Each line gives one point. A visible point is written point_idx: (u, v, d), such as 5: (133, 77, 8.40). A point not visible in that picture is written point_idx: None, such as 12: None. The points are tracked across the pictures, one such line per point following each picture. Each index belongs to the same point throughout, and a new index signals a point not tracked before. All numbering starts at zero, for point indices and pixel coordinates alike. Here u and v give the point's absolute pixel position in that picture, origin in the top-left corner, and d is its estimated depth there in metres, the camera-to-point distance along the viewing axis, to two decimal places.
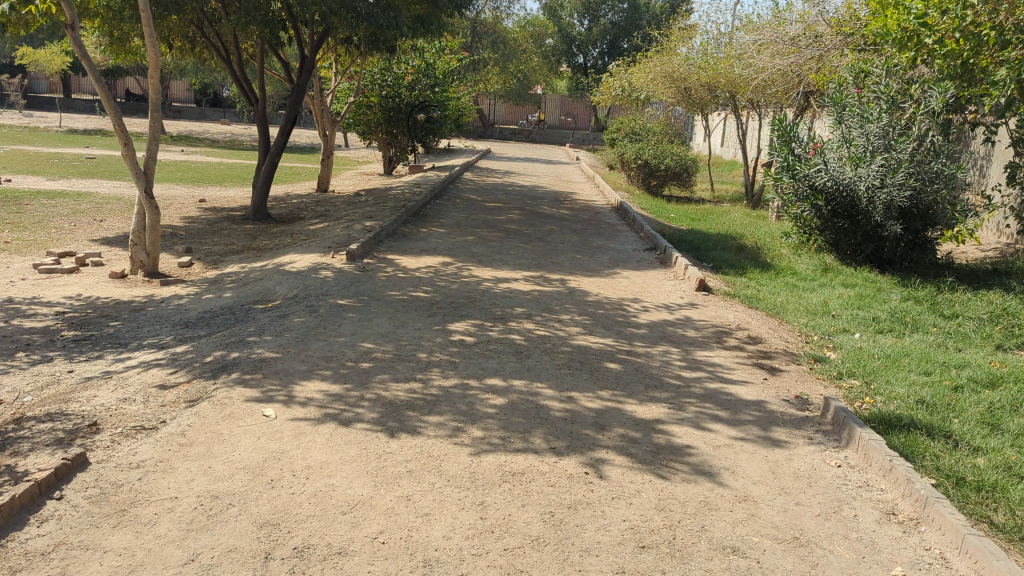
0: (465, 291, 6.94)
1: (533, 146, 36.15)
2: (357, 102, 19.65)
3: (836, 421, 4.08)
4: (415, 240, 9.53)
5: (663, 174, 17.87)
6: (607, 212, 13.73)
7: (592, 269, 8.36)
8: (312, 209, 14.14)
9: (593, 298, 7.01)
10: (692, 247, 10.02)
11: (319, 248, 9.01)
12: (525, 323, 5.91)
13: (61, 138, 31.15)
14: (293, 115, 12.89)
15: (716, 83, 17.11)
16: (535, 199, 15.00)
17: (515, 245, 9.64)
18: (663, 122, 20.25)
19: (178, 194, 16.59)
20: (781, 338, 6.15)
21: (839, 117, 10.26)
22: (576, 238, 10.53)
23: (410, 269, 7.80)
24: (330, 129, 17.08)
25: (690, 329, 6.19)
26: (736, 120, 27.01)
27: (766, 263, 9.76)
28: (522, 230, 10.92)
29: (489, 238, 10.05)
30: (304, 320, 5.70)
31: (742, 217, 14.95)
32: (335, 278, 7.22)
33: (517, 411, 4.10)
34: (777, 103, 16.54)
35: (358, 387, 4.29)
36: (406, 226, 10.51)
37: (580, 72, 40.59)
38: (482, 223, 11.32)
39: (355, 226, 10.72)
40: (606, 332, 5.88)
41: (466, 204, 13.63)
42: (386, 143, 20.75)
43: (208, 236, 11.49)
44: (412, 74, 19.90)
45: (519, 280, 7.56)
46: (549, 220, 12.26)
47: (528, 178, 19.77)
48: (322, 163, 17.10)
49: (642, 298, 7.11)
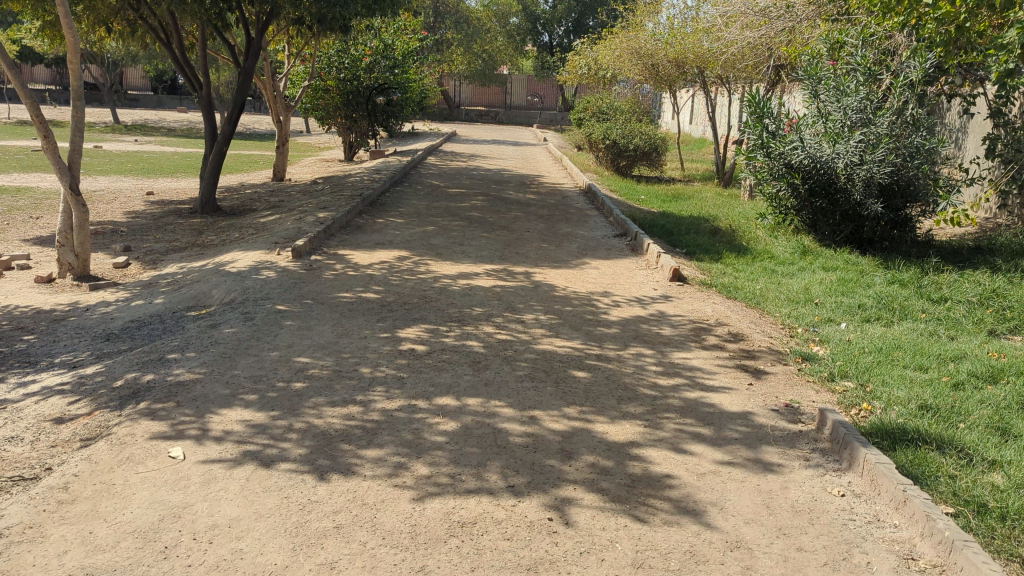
0: (420, 290, 6.37)
1: (500, 127, 35.52)
2: (314, 86, 18.90)
3: (835, 438, 3.58)
4: (370, 232, 8.93)
5: (632, 153, 17.37)
6: (575, 196, 13.19)
7: (558, 260, 7.82)
8: (265, 199, 13.45)
9: (560, 294, 6.46)
10: (663, 232, 9.52)
11: (265, 244, 8.37)
12: (484, 326, 5.35)
13: (8, 130, 29.98)
14: (240, 100, 12.18)
15: (684, 58, 16.58)
16: (500, 184, 14.41)
17: (477, 235, 9.07)
18: (630, 100, 19.73)
19: (125, 186, 15.79)
20: (764, 333, 5.65)
21: (813, 91, 9.77)
22: (542, 225, 9.98)
23: (361, 265, 7.21)
24: (284, 115, 16.35)
25: (665, 326, 5.67)
26: (706, 96, 26.56)
27: (742, 246, 9.28)
28: (485, 218, 10.35)
29: (450, 228, 9.46)
30: (235, 330, 5.11)
31: (714, 197, 14.49)
32: (277, 279, 6.61)
33: (470, 439, 3.54)
34: (747, 78, 16.06)
35: (286, 415, 3.71)
36: (361, 217, 9.89)
37: (546, 51, 39.92)
38: (443, 210, 10.72)
39: (307, 218, 10.07)
40: (573, 334, 5.34)
41: (428, 190, 13.02)
42: (345, 128, 20.02)
43: (150, 232, 10.79)
44: (370, 56, 19.17)
45: (479, 274, 7.00)
46: (514, 205, 11.68)
47: (493, 161, 19.17)
48: (277, 151, 16.37)
49: (612, 292, 6.57)
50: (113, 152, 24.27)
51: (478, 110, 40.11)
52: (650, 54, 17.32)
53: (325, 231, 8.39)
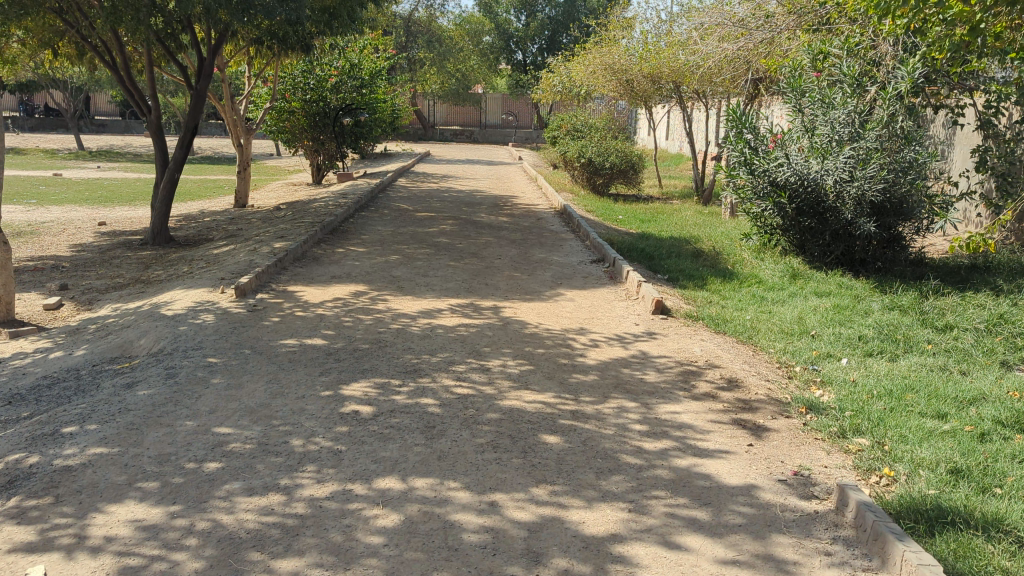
0: (375, 333, 5.69)
1: (475, 146, 35.00)
2: (278, 108, 18.21)
3: (862, 525, 2.96)
4: (326, 264, 8.24)
5: (609, 172, 16.82)
6: (551, 218, 12.57)
7: (530, 291, 7.17)
8: (224, 227, 12.74)
9: (530, 333, 5.81)
10: (644, 256, 8.90)
11: (210, 280, 7.67)
12: (442, 378, 4.68)
13: None
14: (192, 125, 11.48)
15: (659, 73, 16.07)
16: (472, 206, 13.77)
17: (443, 264, 8.40)
18: (605, 117, 19.23)
19: (78, 216, 15.01)
20: (760, 376, 5.02)
21: (797, 104, 9.21)
22: (514, 251, 9.34)
23: (312, 305, 6.53)
24: (245, 139, 15.64)
25: (648, 369, 5.03)
26: (683, 111, 26.09)
27: (727, 270, 8.69)
28: (452, 244, 9.70)
29: (414, 256, 8.79)
30: (152, 390, 4.42)
31: (694, 216, 13.96)
32: (215, 323, 5.92)
33: (412, 538, 2.88)
34: (724, 92, 15.60)
35: (188, 511, 3.03)
36: (319, 247, 9.22)
37: (520, 70, 39.42)
38: (408, 237, 10.06)
39: (261, 249, 9.38)
40: (544, 383, 4.68)
41: (395, 215, 12.35)
42: (312, 150, 19.33)
43: (94, 266, 10.03)
44: (336, 76, 18.52)
45: (442, 311, 6.34)
46: (485, 230, 11.03)
47: (466, 182, 18.54)
48: (238, 176, 15.64)
49: (589, 330, 5.93)
50: (72, 179, 23.40)
51: (452, 130, 39.52)
52: (625, 70, 16.81)
53: (276, 264, 7.70)
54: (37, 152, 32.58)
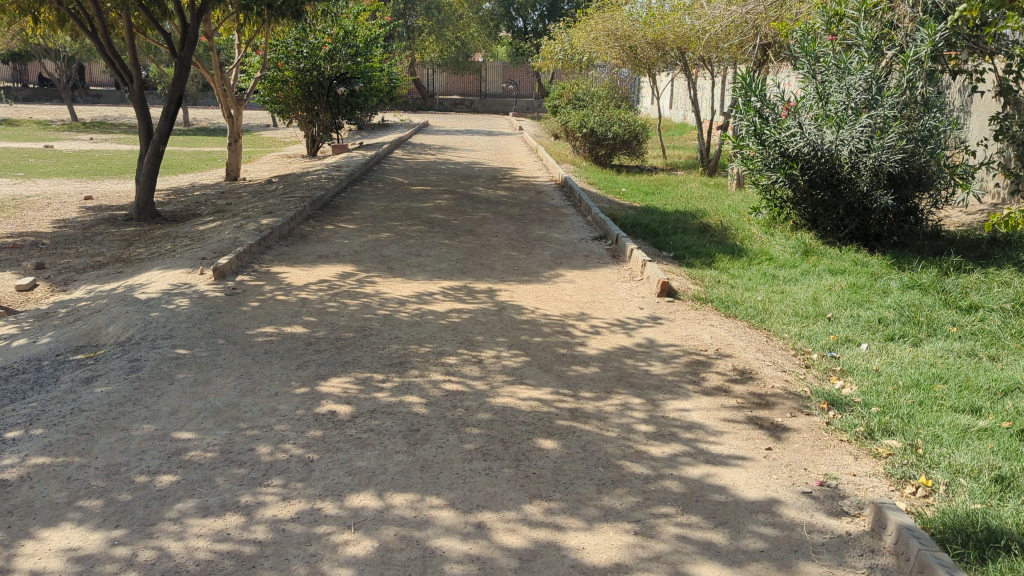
0: (359, 320, 5.30)
1: (476, 116, 34.40)
2: (270, 77, 17.70)
3: (907, 551, 2.59)
4: (313, 242, 7.83)
5: (611, 142, 16.34)
6: (551, 190, 12.13)
7: (528, 271, 6.77)
8: (212, 202, 12.33)
9: (527, 319, 5.41)
10: (648, 232, 8.48)
11: (190, 260, 7.27)
12: (429, 372, 4.30)
13: None
14: (176, 95, 11.02)
15: (664, 40, 15.52)
16: (469, 179, 13.32)
17: (437, 242, 8.00)
18: (608, 86, 18.71)
19: (64, 190, 14.57)
20: (775, 367, 4.63)
21: (811, 70, 8.72)
22: (512, 227, 8.92)
23: (295, 287, 6.13)
24: (235, 109, 15.17)
25: (654, 360, 4.64)
26: (689, 79, 25.47)
27: (736, 247, 8.27)
28: (448, 220, 9.28)
29: (407, 234, 8.38)
30: (111, 385, 4.04)
31: (699, 188, 13.52)
32: (189, 308, 5.52)
33: (387, 570, 2.51)
34: (731, 59, 15.07)
35: (133, 537, 2.66)
36: (307, 223, 8.82)
37: (520, 38, 38.62)
38: (401, 213, 9.63)
39: (247, 225, 8.99)
40: (541, 377, 4.30)
41: (389, 189, 11.92)
42: (306, 121, 18.84)
43: (75, 243, 9.62)
44: (331, 44, 17.99)
45: (434, 295, 5.94)
46: (482, 204, 10.61)
47: (464, 153, 18.06)
48: (229, 148, 15.20)
49: (589, 315, 5.54)
50: (63, 151, 22.91)
51: (452, 99, 38.85)
52: (629, 37, 16.26)
53: (260, 242, 7.30)
54: (29, 123, 32.04)
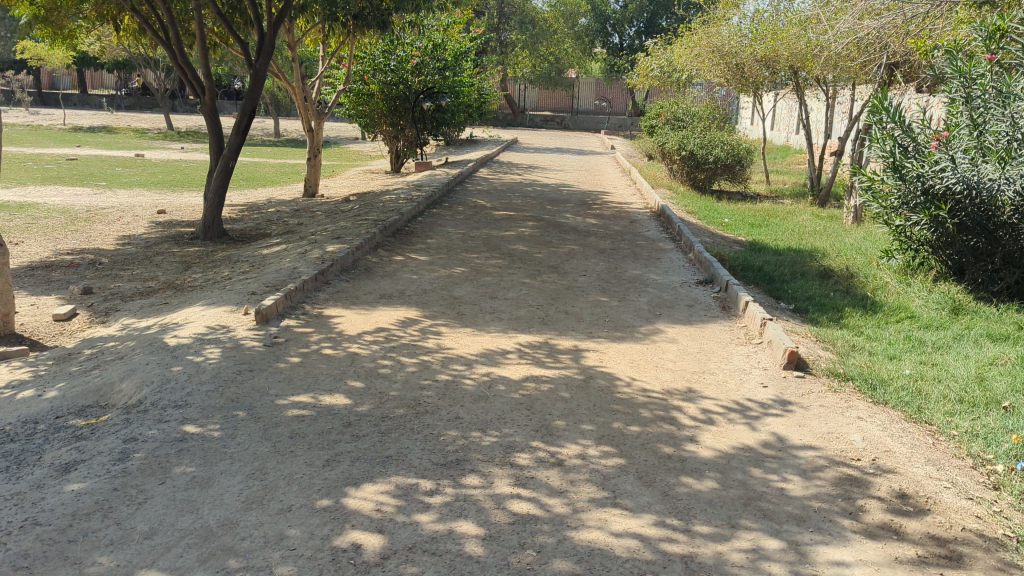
0: (414, 388, 4.34)
1: (567, 134, 33.49)
2: (355, 90, 17.14)
3: None
4: (377, 277, 6.96)
5: (712, 166, 15.16)
6: (645, 219, 11.02)
7: (622, 325, 5.69)
8: (284, 221, 11.69)
9: (620, 397, 4.34)
10: (762, 277, 7.30)
11: (239, 294, 6.48)
12: (492, 478, 3.28)
13: (59, 138, 29.26)
14: (249, 108, 10.40)
15: (776, 58, 14.35)
16: (556, 204, 12.34)
17: (516, 281, 7.01)
18: (709, 105, 17.52)
19: (141, 202, 14.24)
20: (958, 490, 3.43)
21: (965, 94, 7.41)
22: (602, 265, 7.88)
23: (346, 337, 5.22)
24: (316, 123, 14.59)
25: (790, 472, 3.51)
26: (799, 101, 24.02)
27: (868, 299, 7.00)
28: (530, 255, 8.30)
29: (483, 270, 7.43)
30: (85, 482, 3.18)
31: (811, 221, 12.24)
32: (218, 360, 4.68)
33: None
34: (850, 78, 13.74)
35: None
36: (375, 252, 7.98)
37: (615, 54, 37.62)
38: (479, 245, 8.70)
39: (309, 253, 8.21)
40: (640, 494, 3.23)
41: (469, 213, 11.03)
42: (391, 136, 18.22)
43: (132, 264, 9.03)
44: (418, 56, 17.33)
45: (508, 355, 4.93)
46: (569, 234, 9.60)
47: (552, 173, 17.12)
48: (308, 163, 14.68)
49: (699, 394, 4.43)
50: (152, 160, 22.97)
51: (543, 115, 38.05)
52: (737, 54, 15.13)
53: (316, 276, 6.46)
54: (128, 131, 32.65)
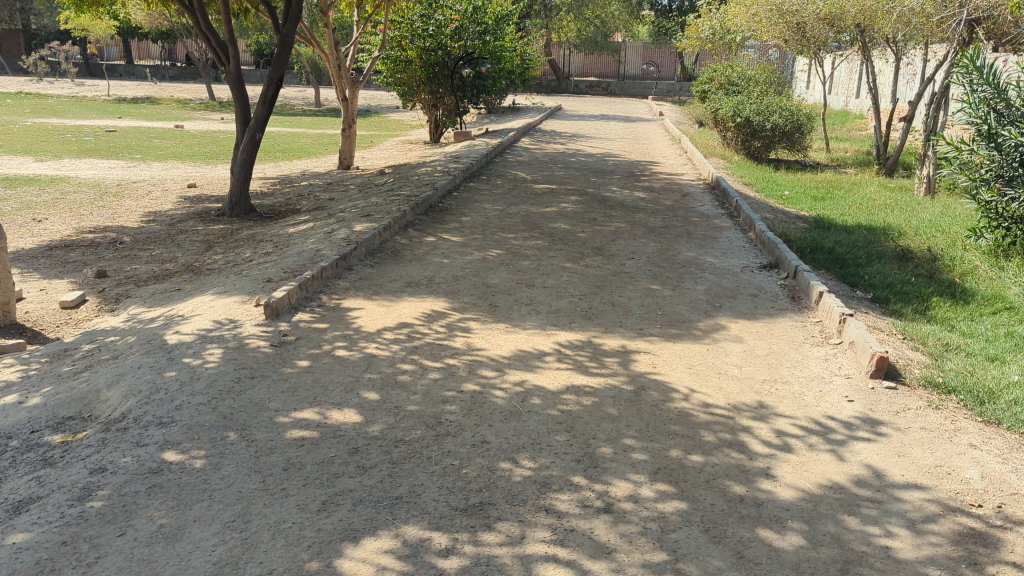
0: (436, 400, 3.72)
1: (613, 100, 32.51)
2: (393, 57, 16.46)
3: None
4: (405, 262, 6.35)
5: (769, 135, 14.31)
6: (698, 193, 10.25)
7: (677, 320, 5.01)
8: (315, 196, 11.15)
9: (678, 414, 3.68)
10: (834, 260, 6.55)
11: (254, 280, 5.92)
12: (524, 531, 2.66)
13: (101, 109, 29.16)
14: (276, 77, 9.81)
15: (841, 17, 13.42)
16: (602, 176, 11.60)
17: (557, 266, 6.36)
18: (766, 68, 16.54)
19: (173, 175, 13.82)
20: None
21: None
22: (652, 246, 7.17)
23: (365, 335, 4.62)
24: (350, 92, 13.96)
25: (894, 522, 2.82)
26: (862, 62, 22.84)
27: (957, 285, 6.21)
28: (573, 235, 7.62)
29: (521, 253, 6.78)
30: (31, 532, 2.63)
31: (879, 194, 11.37)
32: (216, 363, 4.11)
33: None
34: (925, 36, 12.71)
35: None
36: (405, 232, 7.37)
37: (664, 16, 36.30)
38: (517, 224, 8.04)
39: (336, 233, 7.64)
40: (707, 556, 2.57)
41: (508, 187, 10.37)
42: (430, 104, 17.55)
43: (154, 243, 8.55)
44: (457, 20, 16.55)
45: (548, 359, 4.29)
46: (616, 211, 8.89)
47: (597, 142, 16.34)
48: (343, 134, 14.15)
49: (771, 411, 3.75)
50: (190, 131, 22.62)
51: (588, 81, 37.02)
52: (797, 12, 14.22)
53: (337, 261, 5.87)
54: (170, 102, 32.45)
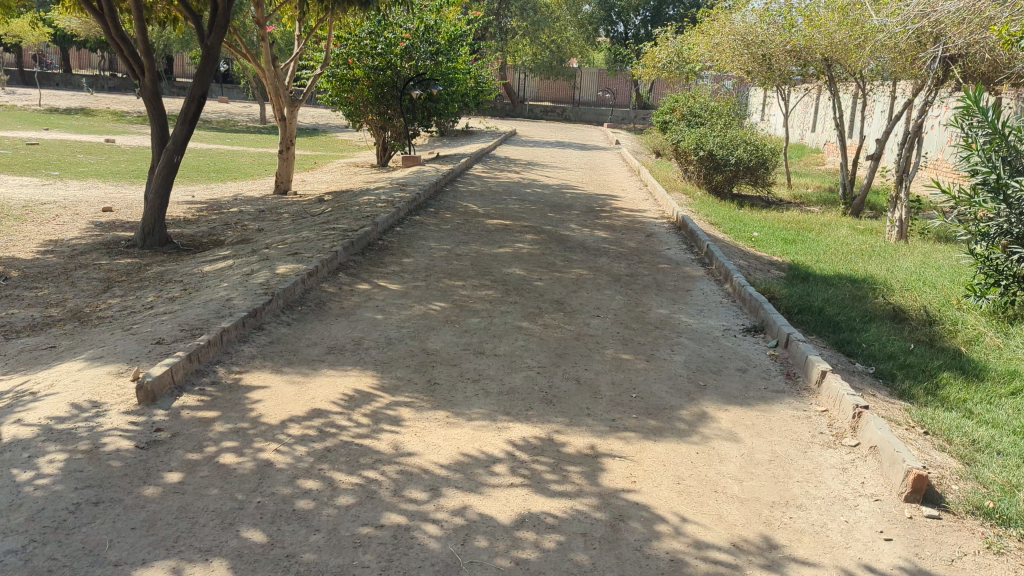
0: (345, 544, 2.73)
1: (568, 126, 31.93)
2: (338, 75, 15.49)
3: None
4: (329, 319, 5.34)
5: (733, 169, 13.72)
6: (664, 233, 9.45)
7: (656, 409, 4.09)
8: (244, 226, 10.08)
9: (670, 563, 2.75)
10: (825, 323, 5.76)
11: (142, 339, 4.86)
12: None
13: (30, 118, 27.57)
14: (197, 94, 8.75)
15: (809, 48, 12.90)
16: (559, 211, 10.73)
17: (510, 326, 5.42)
18: (729, 99, 15.99)
19: (89, 196, 12.60)
20: None
21: None
22: (619, 300, 6.28)
23: (264, 428, 3.60)
24: (288, 111, 12.91)
25: None
26: (823, 96, 22.51)
27: (965, 356, 5.44)
28: (529, 283, 6.70)
29: (469, 306, 5.83)
30: None
31: (851, 237, 10.77)
32: (53, 478, 3.07)
33: None
34: (898, 73, 12.17)
35: None
36: (336, 277, 6.37)
37: (620, 43, 35.80)
38: (466, 268, 7.10)
39: (255, 277, 6.61)
40: None
41: (457, 222, 9.43)
42: (377, 126, 16.56)
43: (44, 280, 7.40)
44: (408, 39, 15.71)
45: (498, 470, 3.33)
46: (576, 253, 8.00)
47: (553, 171, 15.55)
48: (280, 156, 13.15)
49: (789, 557, 2.83)
50: (122, 146, 21.28)
51: (543, 106, 36.48)
52: (763, 43, 13.72)
53: (245, 319, 4.85)
54: (105, 114, 30.89)
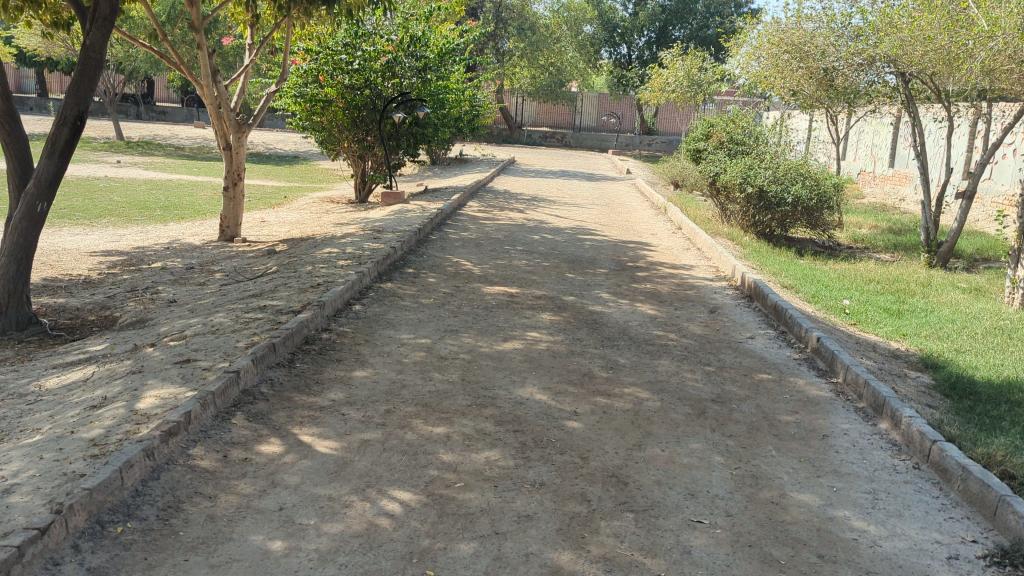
0: None
1: (572, 154, 29.34)
2: (306, 94, 12.86)
3: None
4: (170, 563, 2.61)
5: (789, 210, 11.12)
6: (733, 308, 6.79)
7: None
8: (153, 294, 7.36)
9: None
10: None
11: None
12: None
13: None
14: (69, 114, 6.04)
15: (888, 60, 10.31)
16: (580, 270, 8.04)
17: (536, 566, 2.71)
18: (772, 123, 13.40)
19: None
20: None
21: None
22: (721, 473, 3.57)
23: None
24: (235, 138, 10.22)
25: None
26: (864, 120, 19.99)
27: None
28: (558, 426, 3.98)
29: (457, 505, 3.11)
30: None
31: (970, 303, 8.15)
32: None
33: None
34: (1007, 89, 9.57)
35: None
36: (226, 427, 3.64)
37: (622, 66, 33.36)
38: (453, 388, 4.39)
39: (95, 419, 3.87)
40: None
41: (445, 292, 6.74)
42: (356, 155, 13.95)
43: None
44: (391, 53, 13.10)
45: None
46: (621, 351, 5.29)
47: (564, 209, 12.96)
48: (225, 194, 10.51)
49: None
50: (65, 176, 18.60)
51: (542, 131, 33.95)
52: (826, 55, 11.17)
53: None
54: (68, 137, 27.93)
